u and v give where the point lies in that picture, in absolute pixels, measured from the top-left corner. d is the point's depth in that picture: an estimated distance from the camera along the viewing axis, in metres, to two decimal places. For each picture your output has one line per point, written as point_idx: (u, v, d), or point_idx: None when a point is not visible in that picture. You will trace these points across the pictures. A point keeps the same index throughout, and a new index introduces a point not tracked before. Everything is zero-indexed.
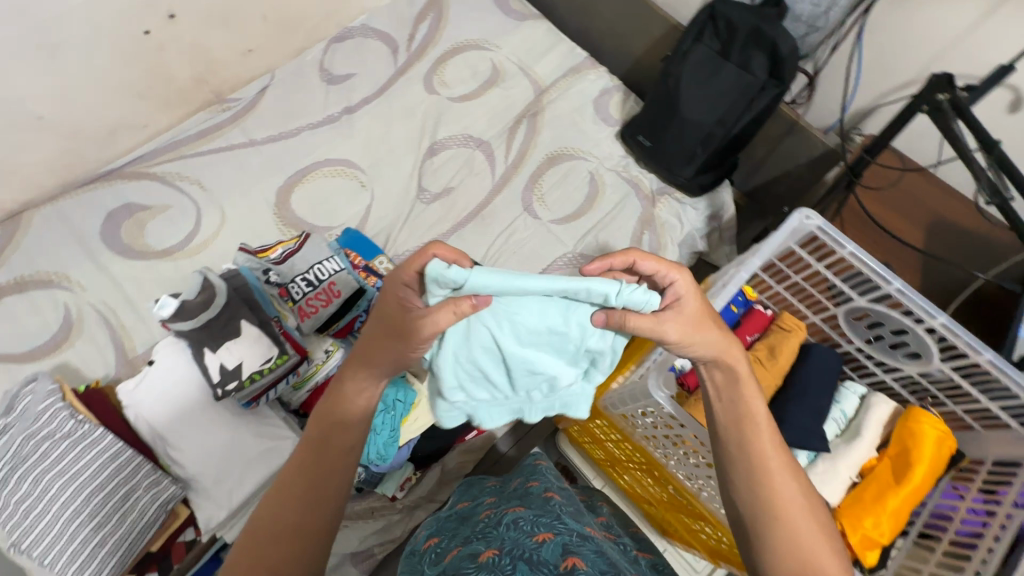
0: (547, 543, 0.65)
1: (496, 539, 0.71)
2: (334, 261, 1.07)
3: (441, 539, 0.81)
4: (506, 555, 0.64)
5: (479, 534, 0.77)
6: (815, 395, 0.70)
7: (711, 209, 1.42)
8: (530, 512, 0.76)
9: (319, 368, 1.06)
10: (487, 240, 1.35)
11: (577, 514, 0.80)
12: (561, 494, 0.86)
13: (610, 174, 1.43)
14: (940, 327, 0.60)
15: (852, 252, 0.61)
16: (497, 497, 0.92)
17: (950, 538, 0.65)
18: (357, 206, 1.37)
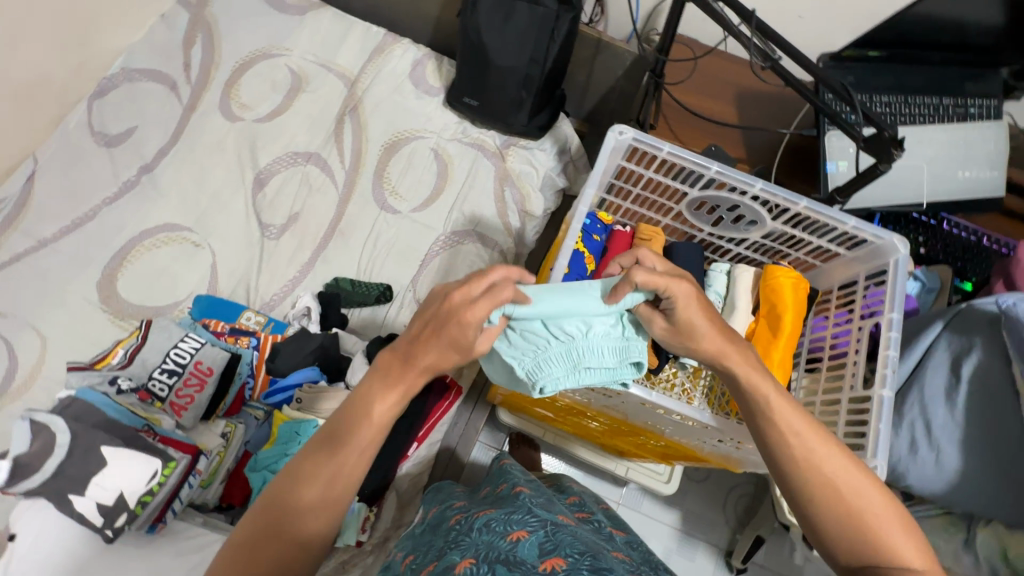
0: (522, 543, 0.64)
1: (471, 542, 0.67)
2: (192, 339, 0.96)
3: (416, 556, 0.75)
4: (483, 560, 0.62)
5: (453, 535, 0.73)
6: None
7: (557, 145, 1.42)
8: (500, 511, 0.74)
9: (223, 457, 0.95)
10: (354, 252, 1.28)
11: (548, 504, 0.79)
12: (531, 487, 0.87)
13: (452, 144, 1.40)
14: (761, 192, 0.65)
15: (668, 151, 0.64)
16: (469, 500, 0.89)
17: (828, 364, 0.74)
18: (199, 269, 1.22)
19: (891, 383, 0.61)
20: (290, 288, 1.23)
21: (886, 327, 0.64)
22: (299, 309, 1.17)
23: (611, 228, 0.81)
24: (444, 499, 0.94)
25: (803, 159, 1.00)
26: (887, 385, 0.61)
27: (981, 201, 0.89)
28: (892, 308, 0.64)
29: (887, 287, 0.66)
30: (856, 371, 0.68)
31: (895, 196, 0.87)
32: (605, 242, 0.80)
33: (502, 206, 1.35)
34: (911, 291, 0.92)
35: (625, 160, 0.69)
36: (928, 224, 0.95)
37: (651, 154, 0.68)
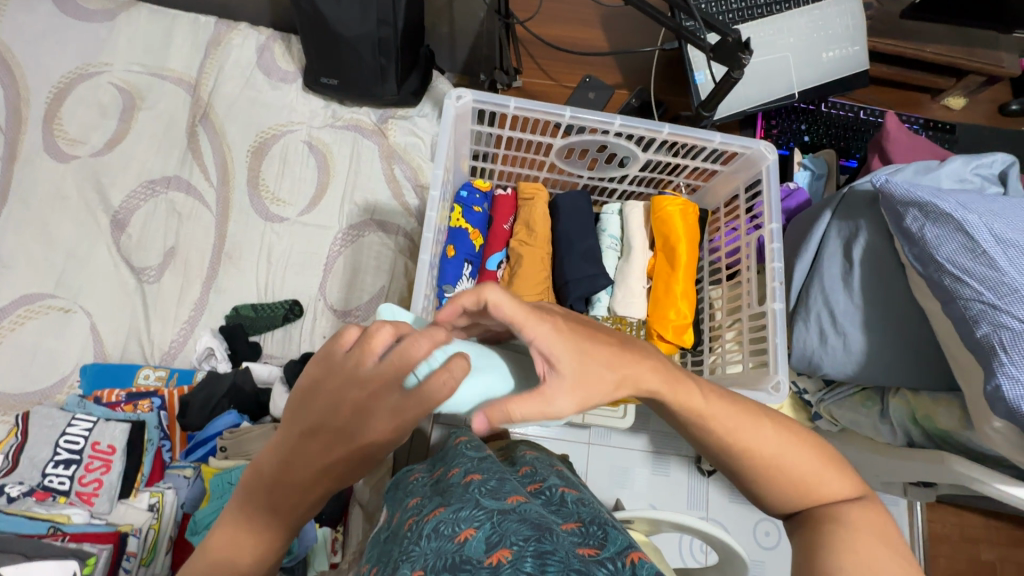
0: (469, 543, 0.63)
1: (421, 552, 0.66)
2: (80, 422, 0.88)
3: (379, 566, 0.72)
4: (431, 567, 0.61)
5: (407, 543, 0.70)
6: (580, 239, 0.72)
7: (438, 107, 1.32)
8: (449, 510, 0.72)
9: (159, 528, 0.87)
10: (249, 273, 1.18)
11: (498, 488, 0.76)
12: (482, 470, 0.83)
13: (325, 131, 1.28)
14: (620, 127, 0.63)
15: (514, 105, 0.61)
16: (427, 495, 0.84)
17: (728, 279, 0.76)
18: (77, 337, 1.09)
19: (780, 295, 0.64)
20: (189, 331, 1.12)
21: (770, 239, 0.65)
22: (201, 351, 1.07)
23: (493, 194, 0.77)
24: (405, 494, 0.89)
25: (677, 71, 0.97)
26: (777, 297, 0.64)
27: (851, 78, 0.89)
28: (771, 219, 0.65)
29: (763, 192, 0.67)
30: (751, 279, 0.70)
31: (766, 93, 0.86)
32: (488, 212, 0.76)
33: (396, 185, 1.26)
34: (802, 182, 0.93)
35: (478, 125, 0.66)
36: (808, 110, 0.94)
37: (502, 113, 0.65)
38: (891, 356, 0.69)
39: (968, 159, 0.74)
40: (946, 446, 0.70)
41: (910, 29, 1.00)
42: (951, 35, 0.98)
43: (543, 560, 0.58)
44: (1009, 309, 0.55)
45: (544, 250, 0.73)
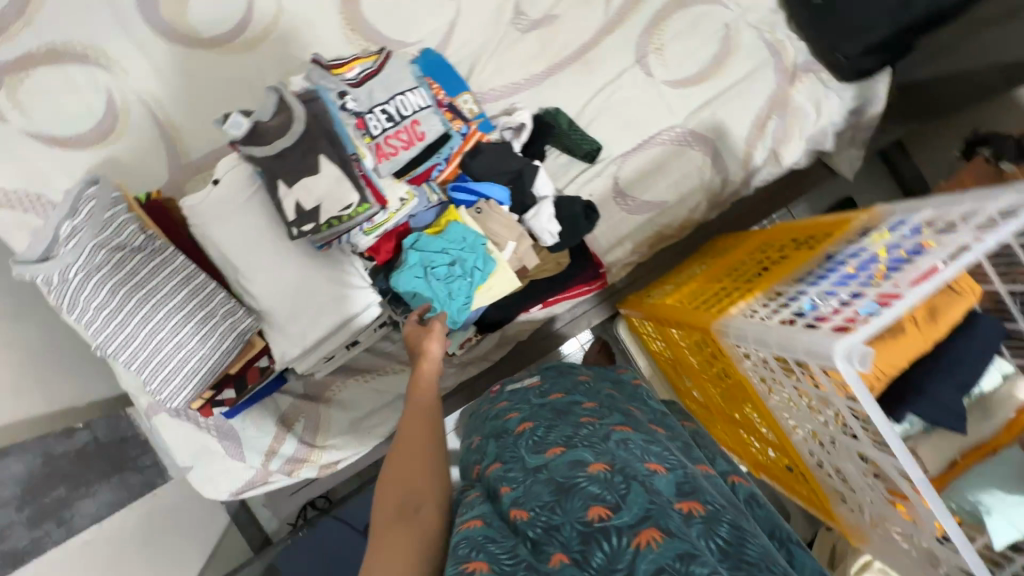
0: (660, 477, 0.56)
1: (598, 448, 0.60)
2: (420, 96, 0.92)
3: (538, 426, 0.69)
4: (620, 473, 0.55)
5: (583, 430, 0.65)
6: (971, 366, 0.62)
7: (857, 100, 1.16)
8: (638, 434, 0.64)
9: (392, 218, 0.92)
10: (586, 91, 1.14)
11: (689, 451, 0.67)
12: (668, 425, 0.72)
13: (749, 32, 1.15)
14: None
15: None
16: (598, 402, 0.75)
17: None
18: (439, 20, 1.12)
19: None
20: (510, 93, 1.13)
21: None
22: (515, 122, 1.05)
23: None
24: (570, 372, 0.86)
25: None
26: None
27: None
28: None
29: None
30: None
31: None
32: None
33: (757, 133, 1.15)
34: None
35: None
36: None
37: None
38: None
39: None
40: None
41: None
42: None
43: (740, 535, 0.50)
44: None
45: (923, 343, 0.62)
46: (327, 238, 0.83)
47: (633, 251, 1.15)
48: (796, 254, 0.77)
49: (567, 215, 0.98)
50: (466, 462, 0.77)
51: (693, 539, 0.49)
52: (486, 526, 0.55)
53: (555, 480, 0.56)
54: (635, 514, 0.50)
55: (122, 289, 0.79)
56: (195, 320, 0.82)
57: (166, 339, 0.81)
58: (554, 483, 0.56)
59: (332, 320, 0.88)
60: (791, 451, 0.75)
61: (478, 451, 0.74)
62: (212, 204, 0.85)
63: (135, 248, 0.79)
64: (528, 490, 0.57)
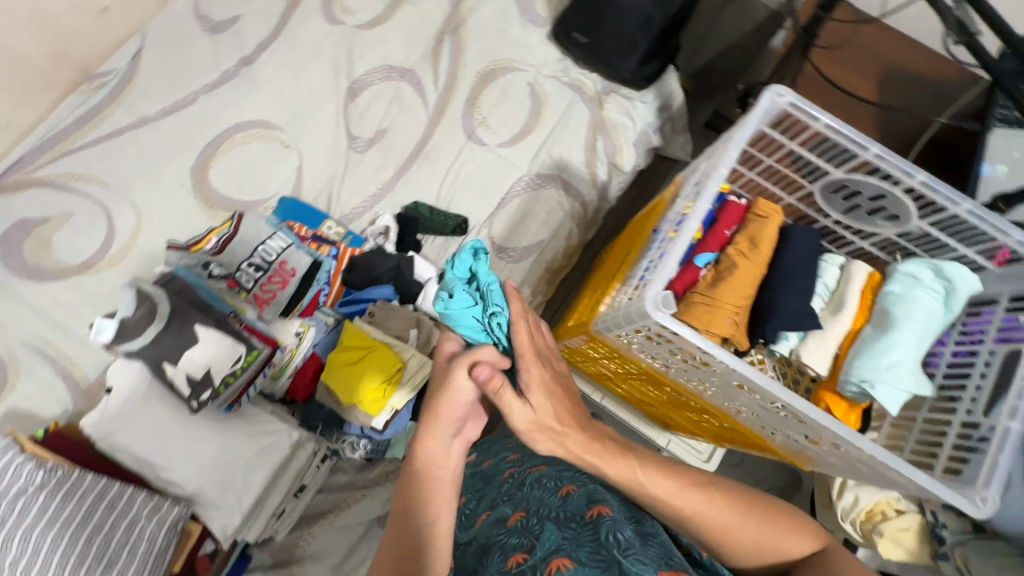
0: (572, 496, 0.64)
1: (514, 497, 0.68)
2: (279, 239, 0.99)
3: (468, 501, 0.75)
4: (534, 516, 0.62)
5: (504, 482, 0.73)
6: (800, 276, 0.70)
7: (659, 99, 1.33)
8: (550, 466, 0.72)
9: (295, 353, 1.00)
10: (436, 177, 1.26)
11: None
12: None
13: (550, 82, 1.33)
14: (965, 214, 0.59)
15: (828, 123, 0.58)
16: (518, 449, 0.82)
17: (938, 381, 0.66)
18: (286, 169, 1.23)
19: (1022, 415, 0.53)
20: (370, 205, 1.23)
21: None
22: (380, 227, 1.16)
23: (725, 197, 0.76)
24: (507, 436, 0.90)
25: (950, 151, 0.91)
26: (1015, 417, 0.54)
27: None
28: None
29: None
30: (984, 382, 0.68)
31: None
32: (713, 212, 0.76)
33: (592, 155, 1.29)
34: None
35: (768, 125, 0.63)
36: None
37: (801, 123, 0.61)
38: None
39: None
40: None
41: None
42: None
43: (641, 539, 0.59)
44: None
45: (754, 273, 0.71)
46: (229, 397, 0.86)
47: (533, 293, 1.22)
48: (636, 238, 0.85)
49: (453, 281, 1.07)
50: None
51: (599, 539, 0.57)
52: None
53: (482, 544, 0.63)
54: (547, 549, 0.56)
55: (34, 531, 0.75)
56: (118, 531, 0.79)
57: (94, 564, 0.77)
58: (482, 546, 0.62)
59: (264, 472, 0.89)
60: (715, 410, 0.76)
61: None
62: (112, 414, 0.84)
63: (38, 483, 0.77)
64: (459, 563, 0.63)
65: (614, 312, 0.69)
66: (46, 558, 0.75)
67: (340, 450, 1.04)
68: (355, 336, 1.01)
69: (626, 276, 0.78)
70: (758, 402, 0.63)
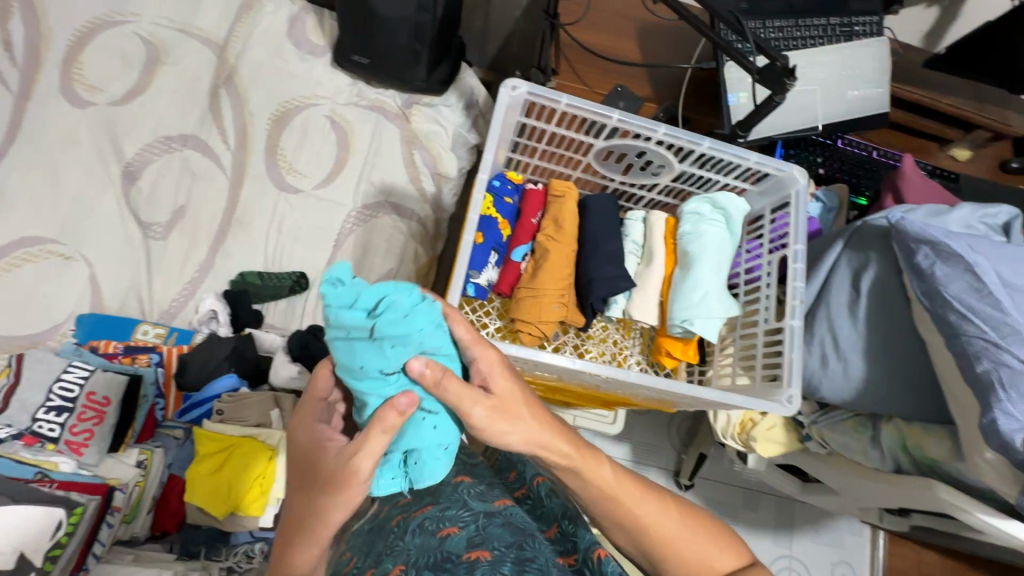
0: (452, 539, 0.65)
1: (396, 547, 0.66)
2: (77, 369, 0.86)
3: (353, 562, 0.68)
4: (412, 568, 0.61)
5: (389, 533, 0.69)
6: (605, 241, 0.73)
7: (463, 98, 1.33)
8: (435, 507, 0.71)
9: (145, 486, 0.87)
10: (258, 240, 1.16)
11: (487, 490, 0.74)
12: (472, 472, 0.79)
13: (349, 109, 1.27)
14: (708, 149, 0.69)
15: (565, 103, 0.66)
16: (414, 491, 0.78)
17: (743, 291, 0.80)
18: (74, 282, 1.06)
19: (799, 312, 0.67)
20: (191, 292, 1.11)
21: (792, 259, 0.70)
22: (204, 312, 1.07)
23: (523, 187, 0.78)
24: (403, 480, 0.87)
25: (705, 88, 0.98)
26: (795, 315, 0.67)
27: (870, 120, 0.91)
28: (794, 240, 0.70)
29: (791, 211, 0.72)
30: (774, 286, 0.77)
31: (792, 123, 0.88)
32: (518, 204, 0.77)
33: (414, 170, 1.26)
34: (812, 212, 0.94)
35: (525, 116, 0.71)
36: (824, 144, 0.97)
37: (550, 108, 0.69)
38: (891, 384, 0.73)
39: (975, 207, 0.78)
40: (930, 475, 0.73)
41: (929, 80, 1.02)
42: (964, 90, 1.01)
43: (522, 566, 0.61)
44: (1010, 348, 0.60)
45: (569, 250, 0.74)
46: (63, 569, 0.75)
47: None
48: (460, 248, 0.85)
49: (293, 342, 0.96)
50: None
51: None
52: None
53: None
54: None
55: None
56: None
57: None
58: None
59: None
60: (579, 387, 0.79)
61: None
62: None
63: None
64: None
65: None
66: None
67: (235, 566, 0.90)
68: (212, 438, 0.90)
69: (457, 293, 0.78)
70: (600, 370, 0.68)
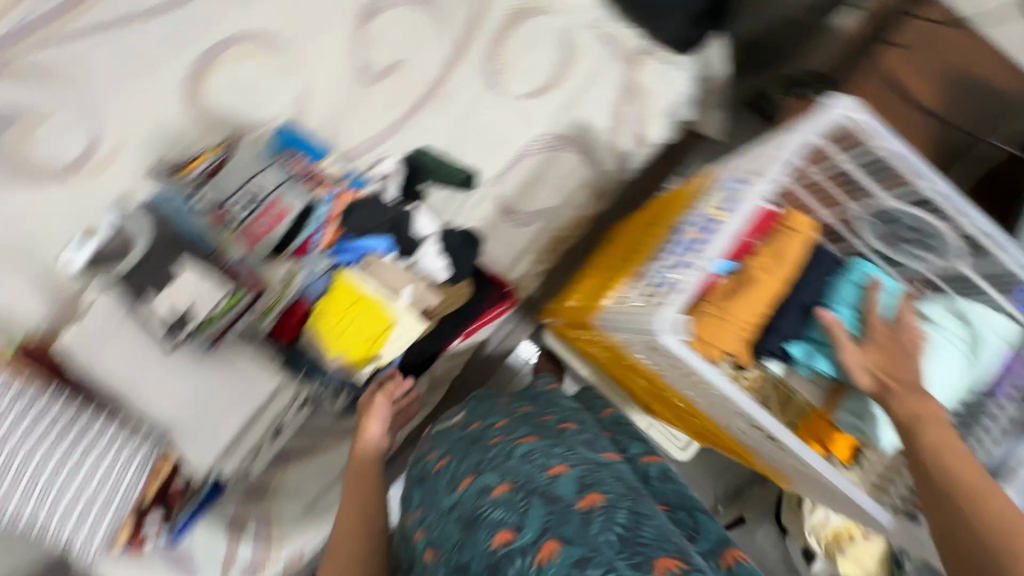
0: (561, 477, 0.55)
1: (501, 464, 0.59)
2: (273, 175, 0.95)
3: (447, 458, 0.67)
4: (520, 490, 0.54)
5: (486, 449, 0.64)
6: (800, 294, 0.73)
7: (701, 69, 1.22)
8: (541, 440, 0.63)
9: (282, 295, 0.93)
10: (449, 124, 1.17)
11: (593, 442, 0.67)
12: (578, 423, 0.72)
13: (585, 32, 1.21)
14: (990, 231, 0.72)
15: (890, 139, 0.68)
16: (511, 417, 0.72)
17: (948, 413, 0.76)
18: (287, 91, 1.13)
19: None
20: (376, 144, 1.15)
21: None
22: (380, 172, 1.08)
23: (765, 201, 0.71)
24: (490, 398, 0.82)
25: None
26: None
27: None
28: None
29: None
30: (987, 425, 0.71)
31: None
32: None
33: (618, 121, 1.20)
34: None
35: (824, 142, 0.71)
36: None
37: (858, 140, 0.72)
38: None
39: None
40: None
41: None
42: None
43: (640, 518, 0.50)
44: None
45: (778, 284, 0.71)
46: (210, 337, 0.87)
47: (536, 261, 1.18)
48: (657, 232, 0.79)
49: (449, 246, 1.00)
50: (401, 511, 0.72)
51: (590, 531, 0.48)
52: None
53: (464, 515, 0.55)
54: (535, 530, 0.49)
55: (7, 447, 0.77)
56: (94, 455, 0.82)
57: (69, 484, 0.80)
58: (462, 520, 0.55)
59: (242, 413, 0.90)
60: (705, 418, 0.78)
61: (406, 501, 0.71)
62: (86, 338, 0.84)
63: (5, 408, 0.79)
64: (441, 530, 0.57)
65: (629, 319, 0.68)
66: (16, 478, 0.78)
67: (319, 396, 1.00)
68: (336, 296, 0.95)
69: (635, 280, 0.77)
70: (773, 437, 0.64)
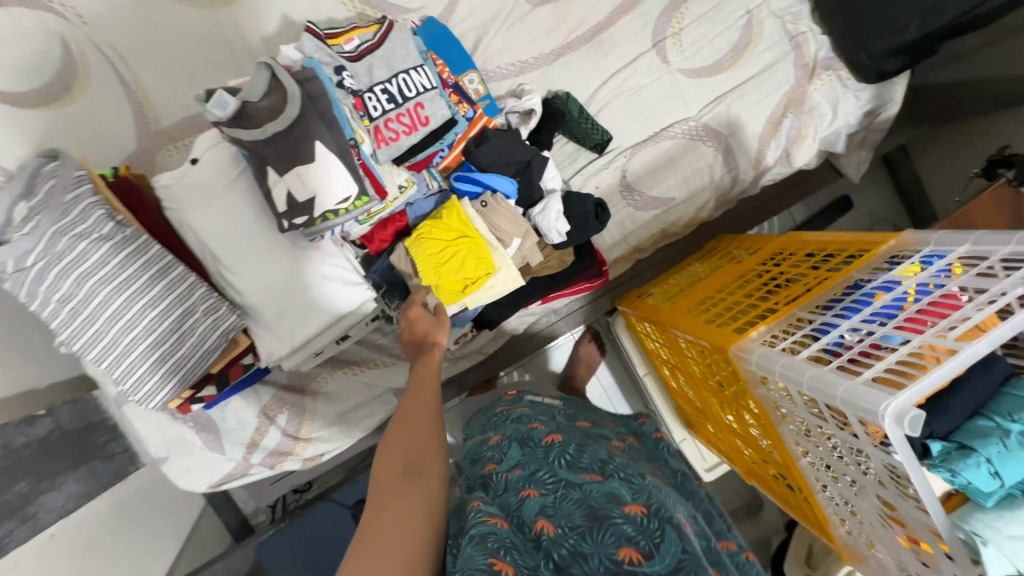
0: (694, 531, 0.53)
1: (634, 478, 0.57)
2: (424, 75, 0.84)
3: (568, 443, 0.65)
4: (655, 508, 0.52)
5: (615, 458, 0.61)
6: (964, 394, 0.63)
7: (874, 103, 1.11)
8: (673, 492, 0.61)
9: (389, 206, 0.87)
10: (598, 76, 1.07)
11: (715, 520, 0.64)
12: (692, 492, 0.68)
13: (771, 22, 1.09)
14: None
15: None
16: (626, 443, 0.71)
17: None
18: None
19: None
20: (518, 72, 1.05)
21: None
22: (524, 106, 0.98)
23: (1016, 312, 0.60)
24: (594, 412, 0.83)
25: None
26: None
27: None
28: None
29: None
30: None
31: None
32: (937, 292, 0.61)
33: (772, 131, 1.10)
34: None
35: None
36: None
37: None
38: None
39: None
40: None
41: None
42: None
43: None
44: None
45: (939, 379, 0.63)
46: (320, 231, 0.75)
47: (636, 248, 1.12)
48: (826, 276, 0.71)
49: (576, 212, 0.92)
50: (478, 458, 0.71)
51: None
52: (510, 530, 0.52)
53: (587, 501, 0.52)
54: (667, 565, 0.47)
55: (88, 278, 0.71)
56: (172, 315, 0.75)
57: (141, 336, 0.74)
58: (586, 507, 0.52)
59: (325, 316, 0.83)
60: (796, 476, 0.74)
61: (496, 451, 0.69)
62: (194, 187, 0.77)
63: (102, 234, 0.71)
64: (559, 504, 0.53)
65: (789, 365, 0.58)
66: (96, 311, 0.72)
67: (393, 318, 0.97)
68: (444, 224, 0.88)
69: (790, 317, 0.68)
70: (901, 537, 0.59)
